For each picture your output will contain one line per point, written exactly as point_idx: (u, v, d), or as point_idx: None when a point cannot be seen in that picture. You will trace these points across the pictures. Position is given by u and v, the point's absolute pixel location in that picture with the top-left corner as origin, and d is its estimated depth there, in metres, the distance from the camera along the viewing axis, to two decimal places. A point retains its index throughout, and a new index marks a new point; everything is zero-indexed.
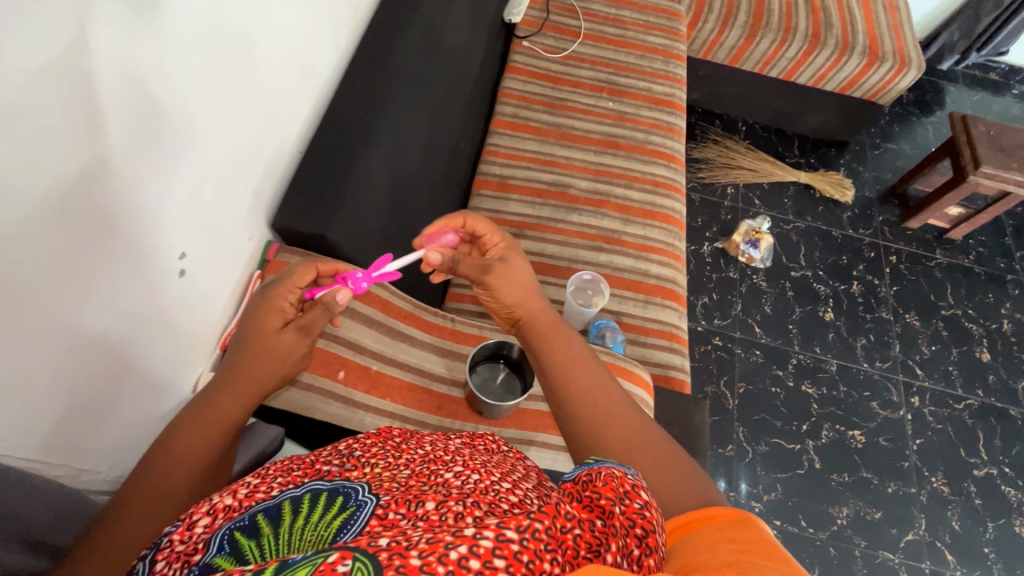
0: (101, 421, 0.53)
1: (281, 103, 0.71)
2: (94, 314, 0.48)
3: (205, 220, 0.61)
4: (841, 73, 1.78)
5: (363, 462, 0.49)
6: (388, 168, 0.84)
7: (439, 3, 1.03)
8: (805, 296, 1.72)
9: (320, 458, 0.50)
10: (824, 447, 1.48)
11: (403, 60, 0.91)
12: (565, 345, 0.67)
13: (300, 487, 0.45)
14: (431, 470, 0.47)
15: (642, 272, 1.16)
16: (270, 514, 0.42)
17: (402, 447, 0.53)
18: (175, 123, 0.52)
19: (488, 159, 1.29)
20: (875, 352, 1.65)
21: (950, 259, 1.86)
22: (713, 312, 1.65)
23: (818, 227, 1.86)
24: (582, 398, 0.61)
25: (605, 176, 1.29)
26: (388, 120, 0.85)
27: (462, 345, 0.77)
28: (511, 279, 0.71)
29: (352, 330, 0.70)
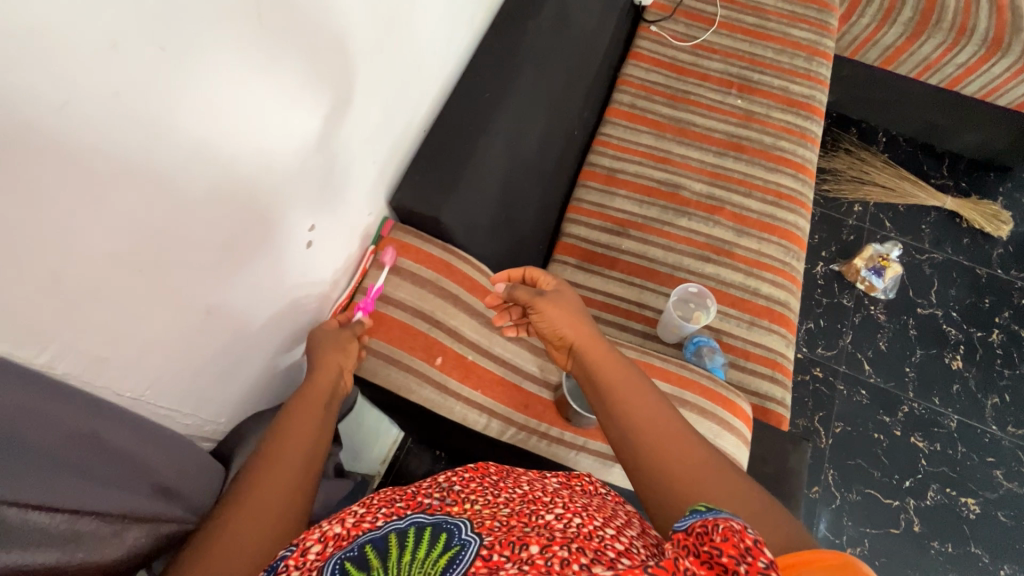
0: (228, 378, 0.57)
1: (412, 81, 0.71)
2: (233, 293, 0.52)
3: (333, 203, 0.64)
4: (1021, 88, 1.50)
5: (462, 498, 0.54)
6: (505, 154, 0.82)
7: None
8: (931, 338, 1.52)
9: (423, 490, 0.56)
10: (927, 510, 1.32)
11: (532, 43, 0.88)
12: (625, 377, 0.61)
13: (402, 519, 0.49)
14: (532, 511, 0.51)
15: (751, 291, 1.07)
16: (376, 544, 0.46)
17: (500, 486, 0.58)
18: (317, 117, 0.55)
19: (598, 149, 1.24)
20: (1008, 415, 1.43)
21: None
22: (818, 341, 1.51)
23: (959, 261, 1.63)
24: (653, 452, 0.54)
25: (722, 180, 1.19)
26: (511, 104, 0.83)
27: None
28: (564, 307, 0.66)
29: (453, 318, 0.72)
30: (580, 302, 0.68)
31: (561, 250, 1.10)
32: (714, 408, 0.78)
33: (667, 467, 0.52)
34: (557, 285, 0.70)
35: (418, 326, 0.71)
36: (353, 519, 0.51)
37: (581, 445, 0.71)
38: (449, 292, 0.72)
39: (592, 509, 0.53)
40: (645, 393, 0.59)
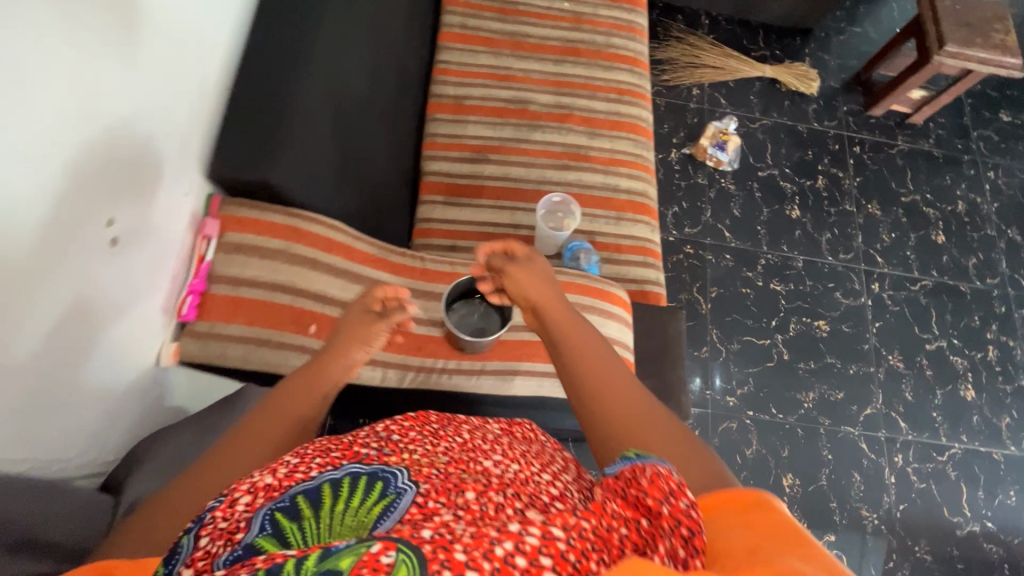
0: (54, 416, 0.51)
1: (194, 30, 0.62)
2: (31, 338, 0.46)
3: (135, 209, 0.57)
4: None
5: (399, 448, 0.57)
6: (332, 99, 0.76)
7: None
8: (772, 195, 1.73)
9: (360, 437, 0.59)
10: (791, 339, 1.56)
11: None
12: (583, 331, 0.66)
13: (338, 469, 0.51)
14: (468, 459, 0.56)
15: (611, 188, 1.13)
16: (309, 495, 0.47)
17: (439, 434, 0.63)
18: (82, 127, 0.47)
19: (440, 78, 1.19)
20: (839, 245, 1.69)
21: (911, 145, 1.87)
22: (684, 221, 1.65)
23: (785, 123, 1.83)
24: (596, 388, 0.60)
25: (567, 87, 1.21)
26: (323, 42, 0.76)
27: (436, 283, 0.76)
28: (534, 272, 0.71)
29: (317, 283, 0.69)
30: (552, 272, 0.73)
31: (426, 190, 1.08)
32: (594, 301, 0.84)
33: (608, 408, 0.57)
34: (532, 255, 0.74)
35: (280, 301, 0.68)
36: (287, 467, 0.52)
37: (480, 367, 0.75)
38: (303, 258, 0.69)
39: (528, 455, 0.62)
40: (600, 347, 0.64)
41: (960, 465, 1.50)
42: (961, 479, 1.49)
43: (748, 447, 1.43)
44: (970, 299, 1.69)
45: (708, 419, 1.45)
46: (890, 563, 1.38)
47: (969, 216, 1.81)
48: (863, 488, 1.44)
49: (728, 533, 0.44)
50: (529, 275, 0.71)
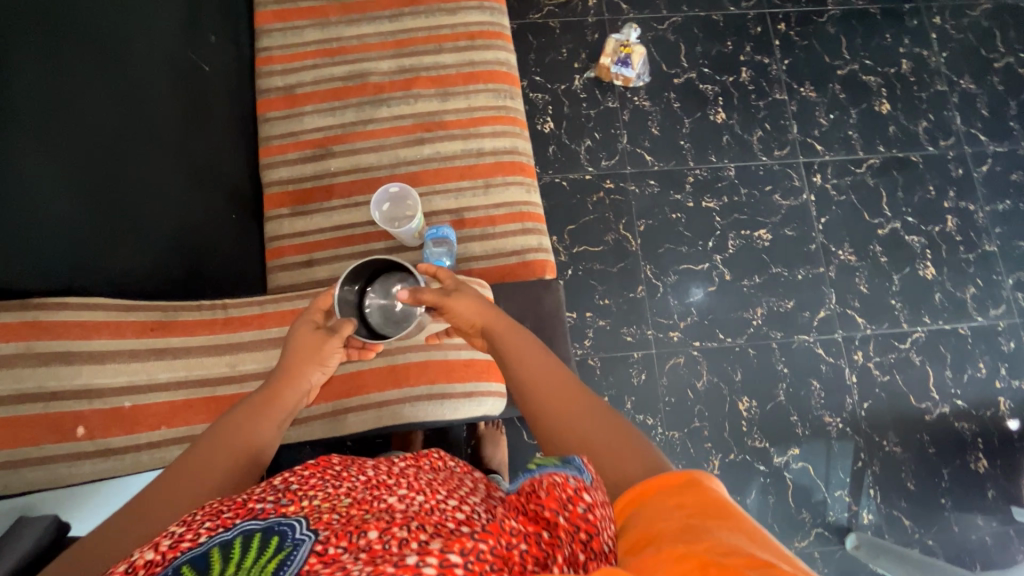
0: None
1: None
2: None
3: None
4: None
5: (298, 494, 0.47)
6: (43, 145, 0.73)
7: None
8: (693, 102, 1.57)
9: (253, 490, 0.49)
10: (731, 257, 1.46)
11: None
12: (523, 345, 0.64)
13: (231, 531, 0.43)
14: (372, 496, 0.47)
15: (473, 154, 1.01)
16: (192, 567, 0.39)
17: (345, 474, 0.52)
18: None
19: (263, 69, 1.04)
20: (773, 142, 1.55)
21: (844, 7, 1.67)
22: (599, 154, 1.51)
23: (697, 15, 1.64)
24: (534, 392, 0.58)
25: (407, 45, 1.07)
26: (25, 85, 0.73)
27: (236, 332, 0.81)
28: (465, 297, 0.68)
29: (84, 377, 0.70)
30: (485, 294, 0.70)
31: (268, 204, 0.97)
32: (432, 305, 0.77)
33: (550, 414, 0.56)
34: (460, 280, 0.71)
35: (28, 411, 0.66)
36: (170, 540, 0.43)
37: (307, 416, 0.73)
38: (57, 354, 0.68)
39: (435, 482, 0.50)
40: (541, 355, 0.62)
41: (924, 349, 1.43)
42: (926, 362, 1.43)
43: (699, 379, 1.38)
44: (923, 169, 1.56)
45: (654, 359, 1.39)
46: (859, 463, 1.35)
47: (916, 75, 1.63)
48: (823, 395, 1.39)
49: (657, 519, 0.40)
50: (460, 300, 0.68)
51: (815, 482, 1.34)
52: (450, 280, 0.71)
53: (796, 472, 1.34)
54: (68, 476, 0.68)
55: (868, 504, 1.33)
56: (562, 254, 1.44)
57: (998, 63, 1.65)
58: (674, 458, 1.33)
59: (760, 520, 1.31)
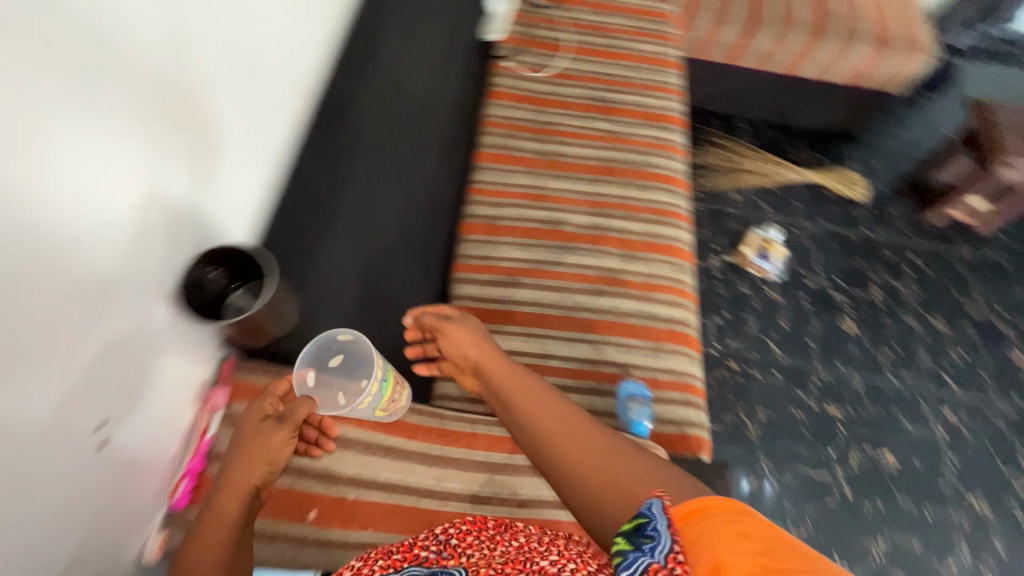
0: None
1: (249, 175, 0.96)
2: None
3: (99, 286, 0.64)
4: (847, 64, 1.71)
5: (459, 554, 0.60)
6: (351, 234, 1.06)
7: (391, 73, 1.28)
8: (823, 307, 1.62)
9: (419, 543, 0.62)
10: (854, 474, 1.38)
11: (361, 139, 1.17)
12: (522, 382, 0.74)
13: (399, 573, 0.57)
14: (526, 559, 0.55)
15: (648, 316, 1.07)
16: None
17: (496, 538, 0.62)
18: (58, 199, 0.57)
19: (473, 198, 1.19)
20: (902, 365, 1.54)
21: (974, 254, 1.75)
22: (727, 333, 1.55)
23: (831, 229, 1.76)
24: (549, 435, 0.67)
25: (601, 207, 1.19)
26: (352, 194, 1.10)
27: (450, 448, 0.85)
28: (461, 337, 0.81)
29: (324, 459, 0.82)
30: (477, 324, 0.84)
31: None
32: None
33: (561, 452, 0.65)
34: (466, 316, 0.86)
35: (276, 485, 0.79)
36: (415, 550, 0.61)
37: None
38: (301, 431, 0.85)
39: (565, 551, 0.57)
40: (546, 394, 0.72)
41: None
42: None
43: None
44: None
45: None
46: None
47: None
48: None
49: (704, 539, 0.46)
50: (459, 339, 0.81)
51: None
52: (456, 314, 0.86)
53: None
54: (286, 556, 0.78)
55: None
56: None
57: None
58: None
59: None
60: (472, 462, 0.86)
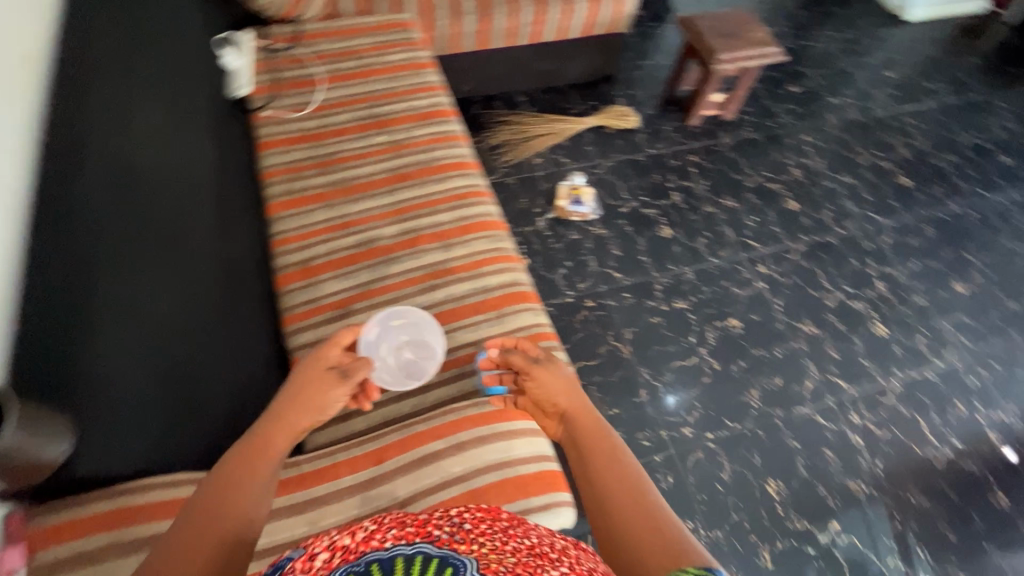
0: None
1: None
2: None
3: None
4: (576, 20, 1.92)
5: (470, 537, 0.59)
6: (132, 335, 0.88)
7: (105, 120, 1.05)
8: (641, 224, 1.82)
9: (433, 519, 0.62)
10: (714, 348, 1.59)
11: (92, 219, 0.94)
12: (592, 422, 0.78)
13: (412, 545, 0.57)
14: (543, 565, 0.56)
15: (482, 290, 1.13)
16: (383, 563, 0.55)
17: (509, 533, 0.61)
18: None
19: (280, 249, 1.16)
20: (716, 245, 1.80)
21: (733, 138, 2.09)
22: (574, 278, 1.69)
23: (623, 158, 1.98)
24: (598, 465, 0.71)
25: (406, 211, 1.23)
26: (114, 288, 0.90)
27: (314, 487, 0.85)
28: (549, 378, 0.86)
29: None
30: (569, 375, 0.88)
31: None
32: (495, 426, 0.92)
33: (604, 479, 0.69)
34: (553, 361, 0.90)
35: None
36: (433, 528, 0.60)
37: None
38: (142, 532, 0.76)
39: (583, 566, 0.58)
40: (609, 438, 0.75)
41: (907, 400, 1.55)
42: (914, 412, 1.53)
43: (723, 471, 1.40)
44: (842, 247, 1.84)
45: (675, 459, 1.41)
46: (898, 526, 1.36)
47: (807, 179, 2.00)
48: (838, 461, 1.44)
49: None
50: (546, 380, 0.86)
51: (866, 554, 1.32)
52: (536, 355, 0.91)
53: (845, 549, 1.32)
54: None
55: (923, 567, 1.31)
56: None
57: (863, 162, 2.08)
58: (725, 560, 1.29)
59: None
60: (344, 491, 0.86)
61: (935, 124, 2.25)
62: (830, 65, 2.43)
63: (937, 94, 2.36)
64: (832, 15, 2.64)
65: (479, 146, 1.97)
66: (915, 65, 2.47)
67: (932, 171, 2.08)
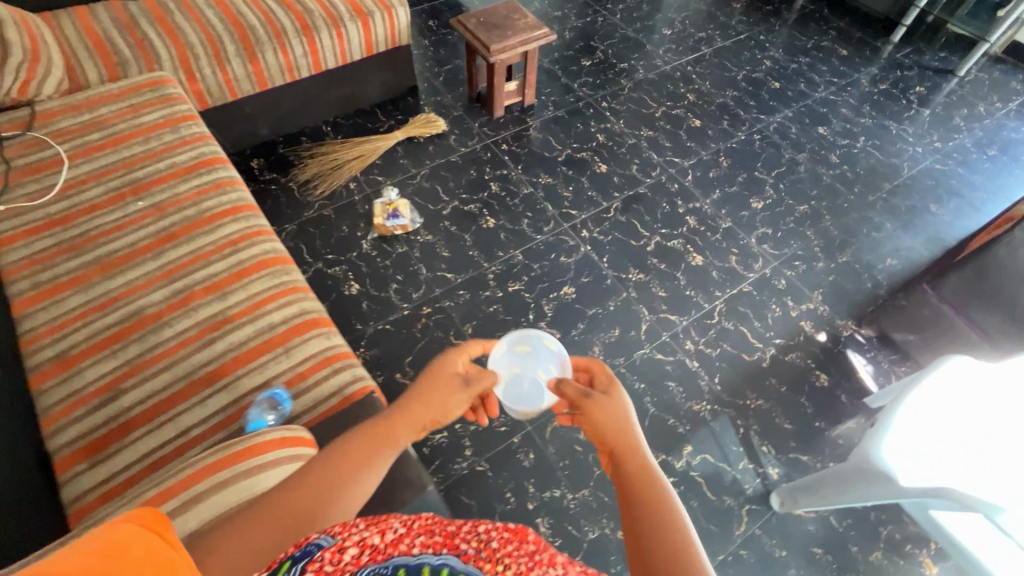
0: None
1: None
2: None
3: None
4: (352, 42, 1.92)
5: (494, 557, 0.53)
6: None
7: None
8: (465, 221, 1.86)
9: (462, 533, 0.58)
10: (552, 319, 1.65)
11: None
12: (635, 451, 0.80)
13: (435, 556, 0.52)
14: None
15: (266, 330, 1.08)
16: (406, 568, 0.51)
17: (534, 559, 0.54)
18: None
19: (32, 349, 1.05)
20: (539, 222, 1.87)
21: (539, 120, 2.20)
22: (408, 290, 1.68)
23: (438, 163, 2.02)
24: (637, 489, 0.74)
25: (176, 271, 1.16)
26: None
27: None
28: (606, 406, 0.86)
29: None
30: (625, 407, 0.87)
31: (62, 469, 0.91)
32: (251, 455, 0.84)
33: (646, 508, 0.71)
34: (608, 390, 0.90)
35: None
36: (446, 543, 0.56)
37: None
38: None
39: None
40: (652, 472, 0.77)
41: (731, 315, 1.69)
42: (738, 324, 1.67)
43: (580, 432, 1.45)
44: (652, 195, 1.97)
45: (534, 434, 1.43)
46: (741, 431, 1.47)
47: (611, 141, 2.14)
48: (681, 389, 1.53)
49: None
50: (602, 408, 0.86)
51: (720, 466, 1.41)
52: (601, 386, 0.91)
53: (700, 467, 1.41)
54: None
55: (769, 460, 1.43)
56: (412, 382, 1.51)
57: (658, 114, 2.25)
58: (596, 517, 1.32)
59: (695, 527, 1.32)
60: None
61: (714, 68, 2.48)
62: (617, 34, 2.61)
63: (711, 41, 2.61)
64: None
65: (289, 187, 1.92)
66: (689, 20, 2.72)
67: (718, 108, 2.30)
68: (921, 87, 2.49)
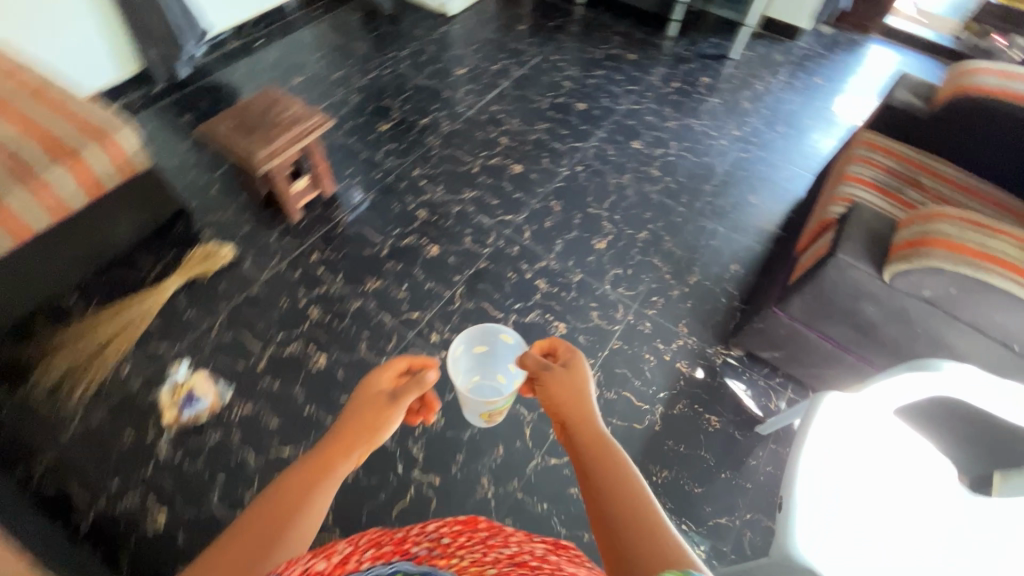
0: None
1: None
2: None
3: None
4: (63, 190, 1.45)
5: (448, 552, 0.58)
6: None
7: None
8: (289, 369, 1.52)
9: (411, 538, 0.62)
10: (425, 461, 1.40)
11: None
12: (581, 409, 0.82)
13: (388, 563, 0.56)
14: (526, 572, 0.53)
15: None
16: None
17: (488, 544, 0.60)
18: None
19: None
20: (380, 341, 1.59)
21: (348, 211, 1.89)
22: (236, 492, 1.32)
23: (237, 302, 1.64)
24: (585, 448, 0.76)
25: None
26: None
27: None
28: (561, 379, 0.86)
29: None
30: (585, 376, 0.87)
31: None
32: None
33: (593, 465, 0.72)
34: (571, 359, 0.90)
35: None
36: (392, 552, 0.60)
37: None
38: None
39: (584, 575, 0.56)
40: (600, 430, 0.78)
41: (610, 381, 1.57)
42: (620, 390, 1.56)
43: None
44: (495, 266, 1.79)
45: None
46: None
47: (435, 215, 1.91)
48: None
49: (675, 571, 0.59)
50: (558, 381, 0.86)
51: None
52: (564, 356, 0.91)
53: None
54: None
55: (692, 539, 1.34)
56: None
57: (475, 169, 2.08)
58: None
59: None
60: None
61: (517, 102, 2.36)
62: (409, 84, 2.38)
63: (508, 72, 2.50)
64: (388, 35, 2.59)
65: (30, 403, 1.42)
66: (479, 53, 2.58)
67: (534, 146, 2.18)
68: (706, 77, 2.61)
